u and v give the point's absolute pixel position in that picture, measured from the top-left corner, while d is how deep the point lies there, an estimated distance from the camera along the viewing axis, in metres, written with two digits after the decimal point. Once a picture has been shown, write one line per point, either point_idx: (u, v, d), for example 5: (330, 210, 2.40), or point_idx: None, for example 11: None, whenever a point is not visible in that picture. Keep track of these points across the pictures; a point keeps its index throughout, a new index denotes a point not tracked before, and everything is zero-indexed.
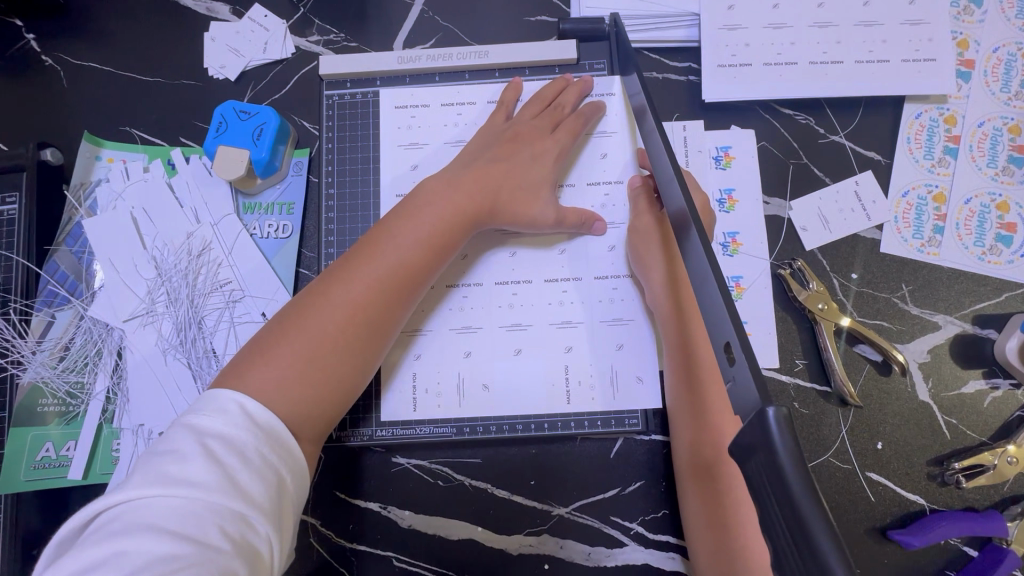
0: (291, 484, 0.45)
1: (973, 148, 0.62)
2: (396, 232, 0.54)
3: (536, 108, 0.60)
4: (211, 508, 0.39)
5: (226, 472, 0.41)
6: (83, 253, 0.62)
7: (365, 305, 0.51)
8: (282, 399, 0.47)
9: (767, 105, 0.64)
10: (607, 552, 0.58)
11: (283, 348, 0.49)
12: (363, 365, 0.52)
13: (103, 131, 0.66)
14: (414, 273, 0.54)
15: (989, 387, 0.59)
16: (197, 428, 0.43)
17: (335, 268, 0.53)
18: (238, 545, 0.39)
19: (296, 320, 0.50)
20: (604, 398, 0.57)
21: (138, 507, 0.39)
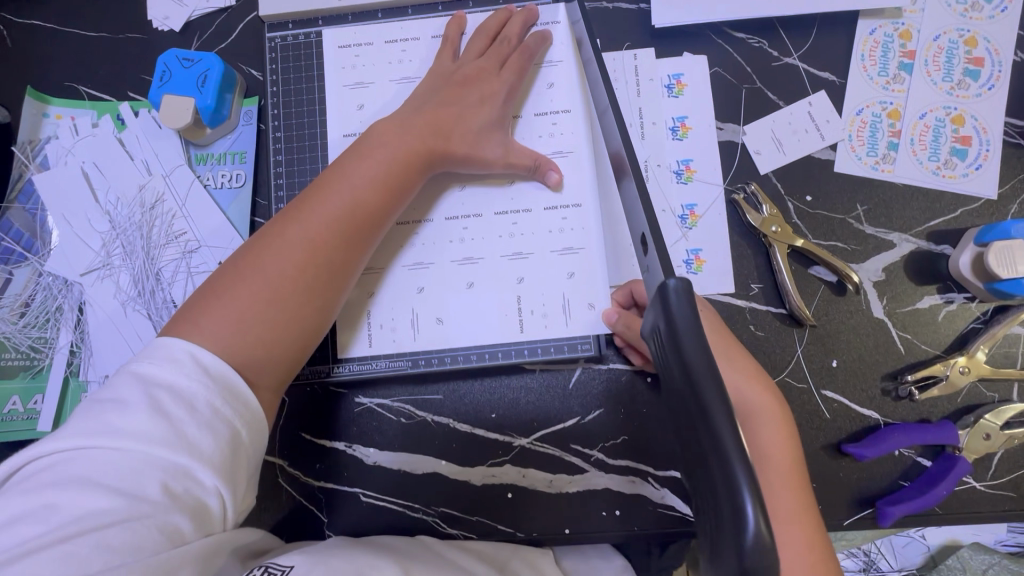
0: (247, 439, 0.45)
1: (928, 63, 0.61)
2: (349, 173, 0.53)
3: (481, 47, 0.59)
4: (153, 462, 0.41)
5: (169, 427, 0.41)
6: (36, 210, 0.62)
7: (321, 247, 0.51)
8: (236, 341, 0.47)
9: (719, 29, 0.63)
10: (569, 479, 0.59)
11: (238, 291, 0.48)
12: (324, 309, 0.52)
13: (49, 87, 0.66)
14: (370, 215, 0.53)
15: (944, 302, 0.59)
16: (145, 377, 0.43)
17: (288, 212, 0.52)
18: (180, 500, 0.41)
19: (248, 265, 0.50)
20: (557, 325, 0.58)
21: (83, 456, 0.41)
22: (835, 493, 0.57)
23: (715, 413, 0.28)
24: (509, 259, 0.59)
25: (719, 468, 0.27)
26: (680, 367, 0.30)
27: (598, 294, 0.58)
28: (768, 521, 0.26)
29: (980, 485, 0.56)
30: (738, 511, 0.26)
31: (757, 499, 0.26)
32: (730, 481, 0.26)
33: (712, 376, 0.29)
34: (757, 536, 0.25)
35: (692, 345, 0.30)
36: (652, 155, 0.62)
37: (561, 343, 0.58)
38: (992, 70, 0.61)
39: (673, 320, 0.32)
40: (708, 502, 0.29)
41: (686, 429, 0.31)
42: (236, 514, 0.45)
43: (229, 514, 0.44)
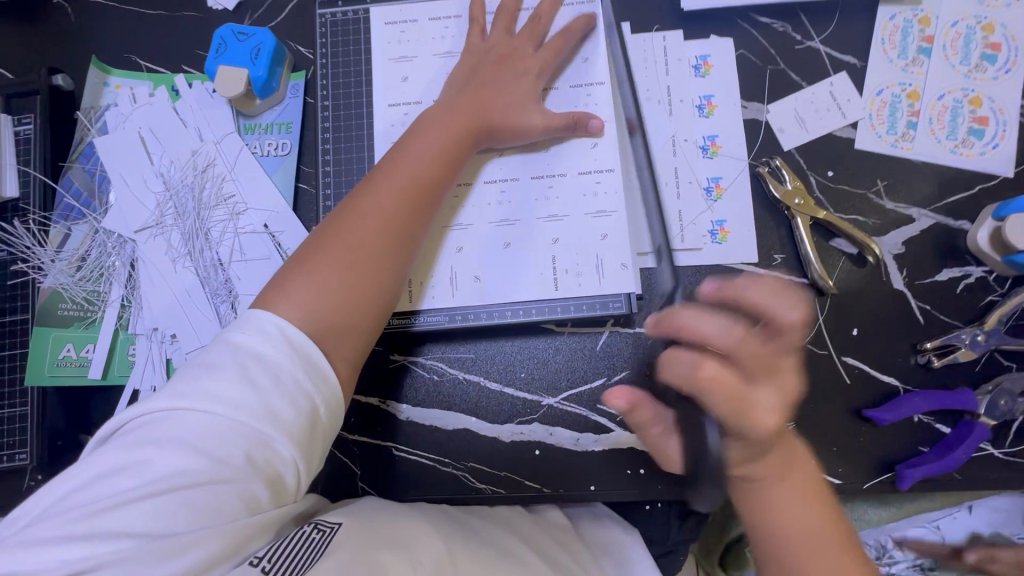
0: (324, 418, 0.46)
1: (947, 47, 0.64)
2: (408, 152, 0.56)
3: (508, 26, 0.63)
4: (241, 430, 0.42)
5: (256, 397, 0.43)
6: (94, 170, 0.66)
7: (389, 216, 0.54)
8: (320, 308, 0.49)
9: (745, 14, 0.66)
10: (595, 438, 0.61)
11: (319, 260, 0.51)
12: (394, 274, 0.54)
13: (110, 60, 0.70)
14: (428, 187, 0.56)
15: (962, 275, 0.61)
16: (238, 346, 0.45)
17: (356, 189, 0.56)
18: (259, 469, 0.42)
19: (325, 240, 0.52)
20: (589, 285, 0.60)
21: (176, 418, 0.42)
22: (856, 455, 0.58)
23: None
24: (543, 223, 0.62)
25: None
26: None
27: (625, 257, 0.60)
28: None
29: (999, 452, 0.57)
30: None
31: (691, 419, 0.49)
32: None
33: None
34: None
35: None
36: (680, 130, 0.64)
37: (591, 302, 0.60)
38: (1009, 55, 0.63)
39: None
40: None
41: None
42: (308, 485, 0.46)
43: (300, 485, 0.45)
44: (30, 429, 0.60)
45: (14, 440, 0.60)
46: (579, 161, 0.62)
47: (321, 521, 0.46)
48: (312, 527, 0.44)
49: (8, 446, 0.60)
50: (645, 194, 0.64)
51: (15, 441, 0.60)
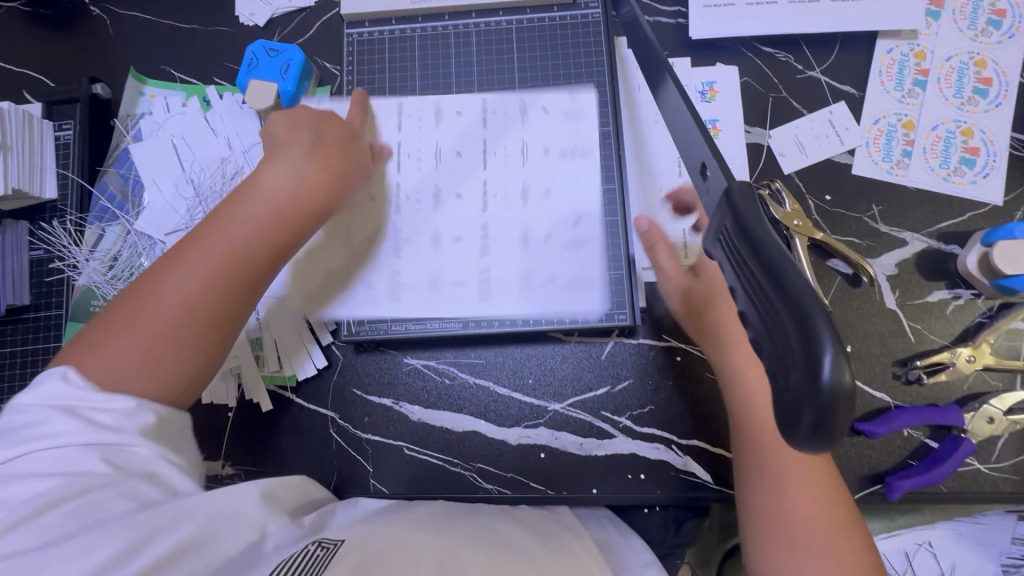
0: (168, 417, 0.47)
1: (941, 80, 0.67)
2: (251, 205, 0.54)
3: (333, 121, 0.63)
4: (68, 441, 0.42)
5: (78, 417, 0.43)
6: (129, 175, 0.69)
7: (216, 283, 0.50)
8: (139, 368, 0.46)
9: (749, 44, 0.70)
10: (598, 443, 0.64)
11: (122, 326, 0.47)
12: (223, 345, 0.51)
13: (146, 70, 0.74)
14: (285, 242, 0.54)
15: (952, 297, 0.64)
16: (37, 385, 0.44)
17: (195, 234, 0.52)
18: (125, 470, 0.43)
19: (132, 298, 0.49)
20: (595, 297, 0.63)
21: (24, 457, 0.42)
22: (848, 467, 0.61)
23: (793, 279, 0.27)
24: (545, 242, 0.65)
25: (791, 333, 0.26)
26: (746, 255, 0.30)
27: (623, 265, 0.64)
28: (850, 366, 0.24)
29: (984, 467, 0.60)
30: (817, 360, 0.25)
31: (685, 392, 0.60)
32: (809, 335, 0.25)
33: (782, 254, 0.28)
34: (837, 378, 0.24)
35: (761, 229, 0.30)
36: None
37: (596, 317, 0.64)
38: (1000, 89, 0.66)
39: (738, 207, 0.31)
40: (774, 382, 0.27)
41: (748, 319, 0.30)
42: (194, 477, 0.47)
43: (189, 480, 0.46)
44: None
45: None
46: (590, 181, 0.66)
47: (325, 539, 0.47)
48: (316, 545, 0.45)
49: None
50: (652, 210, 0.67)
51: None
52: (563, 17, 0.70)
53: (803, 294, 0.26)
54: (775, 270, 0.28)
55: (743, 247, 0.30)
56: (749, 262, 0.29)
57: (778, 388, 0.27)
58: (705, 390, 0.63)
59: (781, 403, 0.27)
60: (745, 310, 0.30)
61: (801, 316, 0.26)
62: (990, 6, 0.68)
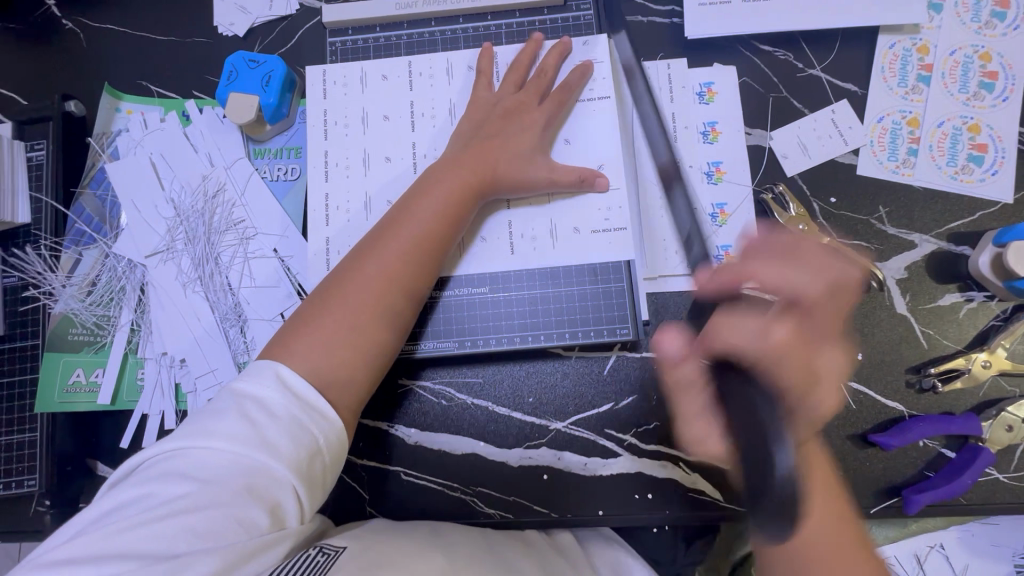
0: (324, 444, 0.47)
1: (945, 75, 0.65)
2: (412, 211, 0.56)
3: (515, 82, 0.64)
4: (229, 458, 0.43)
5: (253, 430, 0.44)
6: (106, 196, 0.66)
7: (395, 277, 0.54)
8: (329, 359, 0.50)
9: (748, 42, 0.67)
10: (603, 462, 0.61)
11: (330, 309, 0.52)
12: (396, 332, 0.54)
13: (122, 85, 0.71)
14: (436, 243, 0.56)
15: (964, 300, 0.62)
16: (237, 390, 0.47)
17: (374, 236, 0.56)
18: (258, 494, 0.42)
19: (327, 298, 0.53)
20: (595, 312, 0.62)
21: (181, 454, 0.43)
22: (862, 481, 0.59)
23: None
24: (532, 250, 0.63)
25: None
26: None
27: (623, 275, 0.62)
28: None
29: (1004, 477, 0.58)
30: None
31: None
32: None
33: None
34: None
35: None
36: (685, 157, 0.65)
37: (596, 332, 0.62)
38: (1006, 83, 0.64)
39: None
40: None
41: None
42: (309, 514, 0.46)
43: (301, 514, 0.45)
44: (39, 455, 0.60)
45: (24, 466, 0.60)
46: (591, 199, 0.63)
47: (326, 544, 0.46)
48: (316, 549, 0.44)
49: (19, 471, 0.60)
50: (650, 217, 0.64)
51: (24, 467, 0.60)
52: (554, 19, 0.67)
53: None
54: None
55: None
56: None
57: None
58: None
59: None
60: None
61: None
62: None
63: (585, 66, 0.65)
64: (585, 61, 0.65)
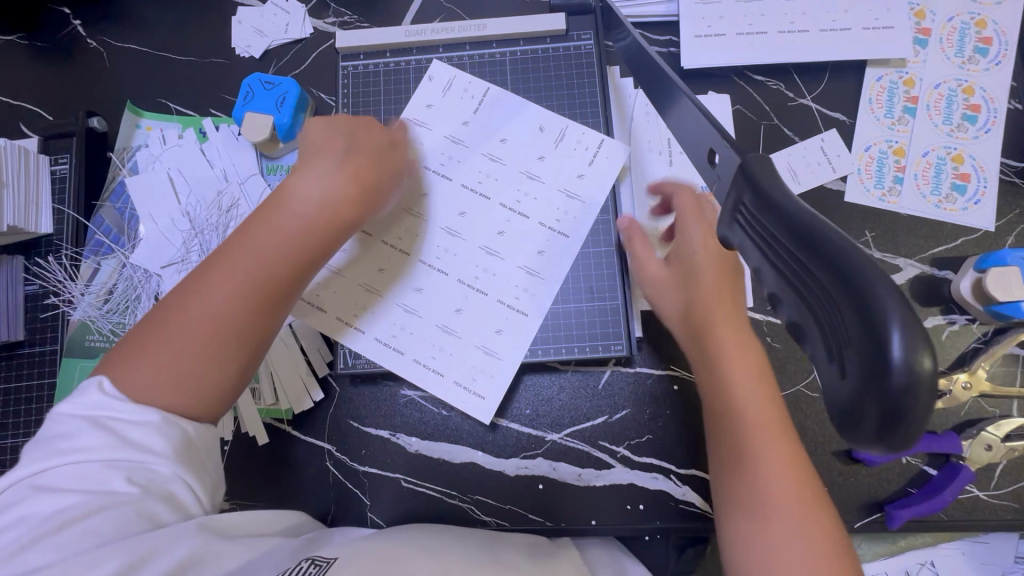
0: (195, 433, 0.48)
1: (930, 107, 0.68)
2: (250, 236, 0.52)
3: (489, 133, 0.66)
4: (99, 464, 0.43)
5: (113, 436, 0.44)
6: (125, 209, 0.69)
7: (229, 309, 0.49)
8: (166, 392, 0.47)
9: (741, 72, 0.70)
10: (597, 473, 0.63)
11: (165, 337, 0.48)
12: (242, 368, 0.51)
13: (143, 103, 0.74)
14: (282, 273, 0.52)
15: (946, 323, 0.64)
16: (86, 407, 0.45)
17: (211, 261, 0.51)
18: (148, 489, 0.43)
19: (156, 325, 0.49)
20: (592, 328, 0.64)
21: (49, 472, 0.43)
22: (847, 496, 0.61)
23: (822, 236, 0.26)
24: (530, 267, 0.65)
25: (852, 310, 0.23)
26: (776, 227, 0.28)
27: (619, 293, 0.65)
28: (927, 344, 0.22)
29: (983, 494, 0.60)
30: (881, 346, 0.22)
31: (662, 376, 0.65)
32: (870, 314, 0.23)
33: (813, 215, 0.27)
34: (912, 359, 0.22)
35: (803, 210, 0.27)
36: (680, 180, 0.68)
37: (591, 349, 0.64)
38: (988, 116, 0.67)
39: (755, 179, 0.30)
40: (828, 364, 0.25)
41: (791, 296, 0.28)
42: (206, 500, 0.47)
43: (197, 500, 0.46)
44: None
45: None
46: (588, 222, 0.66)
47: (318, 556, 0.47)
48: (308, 561, 0.46)
49: None
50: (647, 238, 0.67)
51: None
52: (557, 47, 0.70)
53: (849, 253, 0.24)
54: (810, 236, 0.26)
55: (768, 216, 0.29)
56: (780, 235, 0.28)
57: (836, 382, 0.25)
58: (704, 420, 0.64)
59: (839, 403, 0.25)
60: (777, 287, 0.29)
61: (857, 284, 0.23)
62: (978, 33, 0.69)
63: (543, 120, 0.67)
64: (546, 116, 0.68)
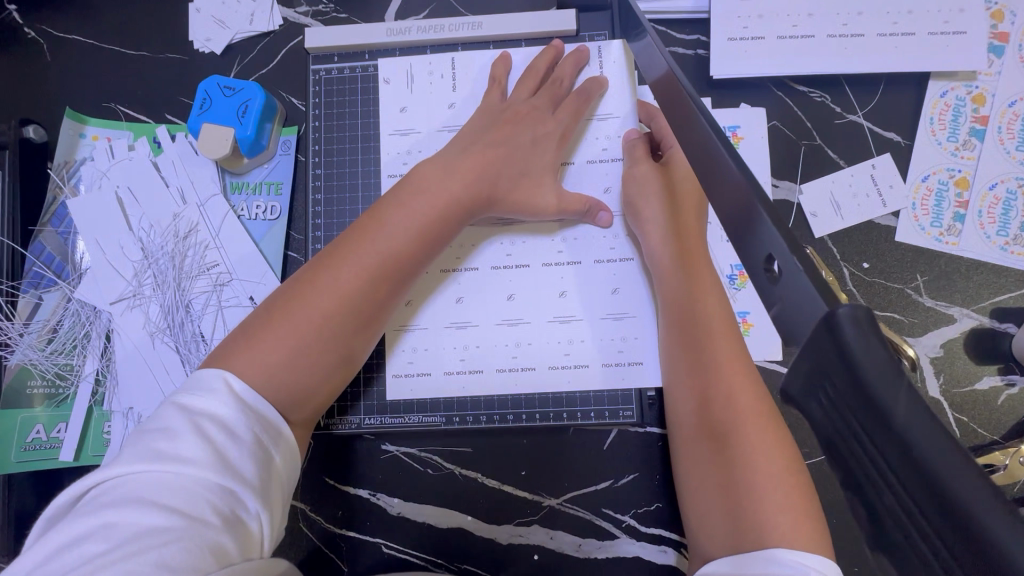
0: (282, 467, 0.43)
1: (1002, 130, 0.58)
2: (383, 222, 0.50)
3: (531, 86, 0.57)
4: (198, 481, 0.37)
5: (213, 450, 0.38)
6: (68, 234, 0.61)
7: (349, 296, 0.48)
8: (273, 383, 0.44)
9: (781, 82, 0.60)
10: (598, 544, 0.57)
11: (279, 324, 0.46)
12: (345, 354, 0.49)
13: (87, 107, 0.64)
14: (405, 262, 0.50)
15: (1005, 385, 0.56)
16: (190, 408, 0.41)
17: (331, 251, 0.50)
18: (229, 522, 0.37)
19: (281, 308, 0.47)
20: (596, 380, 0.57)
21: (142, 478, 0.37)
22: None
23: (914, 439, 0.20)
24: (527, 315, 0.58)
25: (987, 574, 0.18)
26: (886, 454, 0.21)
27: (628, 348, 0.57)
28: None
29: None
30: None
31: None
32: None
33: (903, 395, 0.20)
34: None
35: (876, 371, 0.21)
36: None
37: (597, 359, 0.57)
38: None
39: (855, 363, 0.21)
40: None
41: (880, 534, 0.21)
42: (271, 547, 0.41)
43: (266, 546, 0.40)
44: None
45: None
46: (593, 265, 0.58)
47: None
48: None
49: None
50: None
51: None
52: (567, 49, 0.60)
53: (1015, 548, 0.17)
54: (952, 502, 0.19)
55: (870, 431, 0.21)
56: (885, 461, 0.21)
57: None
58: None
59: None
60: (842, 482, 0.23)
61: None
62: None
63: (580, 52, 0.59)
64: (578, 47, 0.59)
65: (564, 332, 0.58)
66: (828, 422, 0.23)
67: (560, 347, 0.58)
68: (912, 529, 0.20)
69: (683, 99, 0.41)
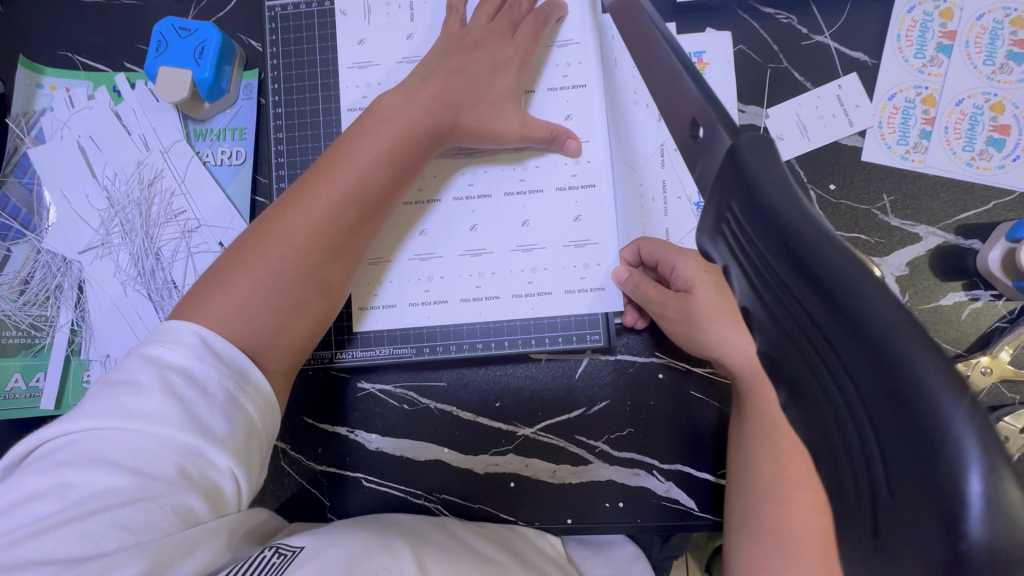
0: (261, 422, 0.42)
1: (970, 44, 0.57)
2: (346, 156, 0.50)
3: (489, 12, 0.57)
4: (164, 442, 0.37)
5: (180, 410, 0.37)
6: (32, 185, 0.61)
7: (321, 232, 0.48)
8: (250, 320, 0.45)
9: (746, 4, 0.59)
10: (573, 470, 0.58)
11: (252, 264, 0.46)
12: (326, 292, 0.49)
13: (43, 56, 0.63)
14: (374, 196, 0.50)
15: (969, 299, 0.56)
16: (159, 362, 0.39)
17: (295, 191, 0.49)
18: (196, 482, 0.37)
19: (251, 248, 0.47)
20: (559, 305, 0.58)
21: (104, 435, 0.37)
22: None
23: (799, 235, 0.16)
24: (491, 246, 0.59)
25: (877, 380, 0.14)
26: (763, 250, 0.18)
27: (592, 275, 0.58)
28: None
29: None
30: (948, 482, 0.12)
31: (649, 361, 0.58)
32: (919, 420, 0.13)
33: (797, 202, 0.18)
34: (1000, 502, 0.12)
35: (775, 182, 0.19)
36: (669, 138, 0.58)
37: (558, 285, 0.58)
38: None
39: (751, 179, 0.20)
40: (837, 500, 0.15)
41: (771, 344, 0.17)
42: (248, 497, 0.41)
43: (241, 499, 0.40)
44: None
45: None
46: (557, 197, 0.58)
47: (283, 544, 0.42)
48: (271, 550, 0.40)
49: None
50: (628, 184, 0.59)
51: None
52: None
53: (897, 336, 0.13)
54: (817, 271, 0.15)
55: (754, 232, 0.18)
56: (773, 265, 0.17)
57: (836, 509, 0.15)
58: (692, 411, 0.58)
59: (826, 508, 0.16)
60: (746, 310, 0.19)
61: (902, 377, 0.13)
62: None
63: None
64: None
65: (526, 261, 0.59)
66: (731, 255, 0.20)
67: (522, 275, 0.59)
68: (809, 347, 0.15)
69: (642, 21, 0.38)
